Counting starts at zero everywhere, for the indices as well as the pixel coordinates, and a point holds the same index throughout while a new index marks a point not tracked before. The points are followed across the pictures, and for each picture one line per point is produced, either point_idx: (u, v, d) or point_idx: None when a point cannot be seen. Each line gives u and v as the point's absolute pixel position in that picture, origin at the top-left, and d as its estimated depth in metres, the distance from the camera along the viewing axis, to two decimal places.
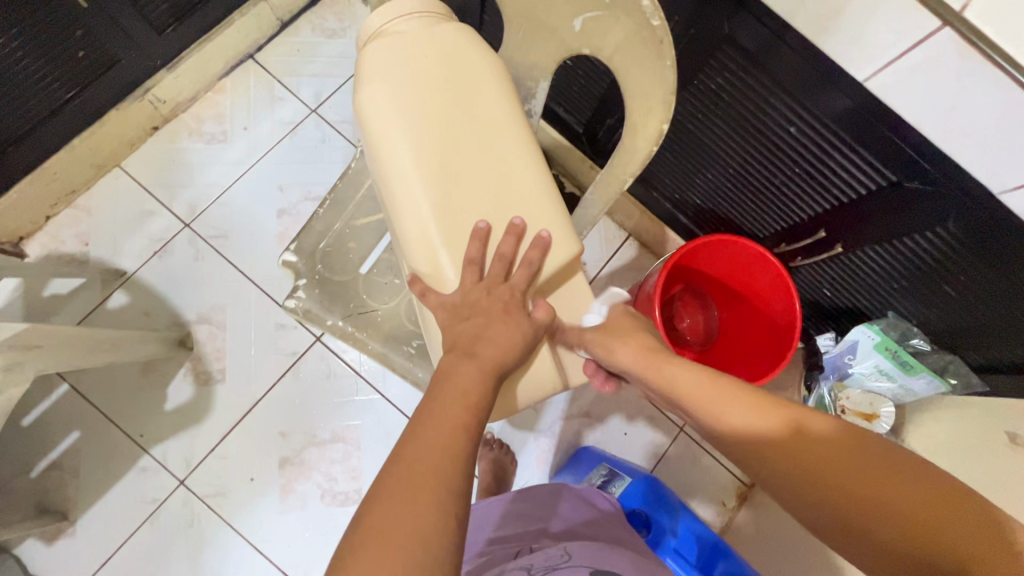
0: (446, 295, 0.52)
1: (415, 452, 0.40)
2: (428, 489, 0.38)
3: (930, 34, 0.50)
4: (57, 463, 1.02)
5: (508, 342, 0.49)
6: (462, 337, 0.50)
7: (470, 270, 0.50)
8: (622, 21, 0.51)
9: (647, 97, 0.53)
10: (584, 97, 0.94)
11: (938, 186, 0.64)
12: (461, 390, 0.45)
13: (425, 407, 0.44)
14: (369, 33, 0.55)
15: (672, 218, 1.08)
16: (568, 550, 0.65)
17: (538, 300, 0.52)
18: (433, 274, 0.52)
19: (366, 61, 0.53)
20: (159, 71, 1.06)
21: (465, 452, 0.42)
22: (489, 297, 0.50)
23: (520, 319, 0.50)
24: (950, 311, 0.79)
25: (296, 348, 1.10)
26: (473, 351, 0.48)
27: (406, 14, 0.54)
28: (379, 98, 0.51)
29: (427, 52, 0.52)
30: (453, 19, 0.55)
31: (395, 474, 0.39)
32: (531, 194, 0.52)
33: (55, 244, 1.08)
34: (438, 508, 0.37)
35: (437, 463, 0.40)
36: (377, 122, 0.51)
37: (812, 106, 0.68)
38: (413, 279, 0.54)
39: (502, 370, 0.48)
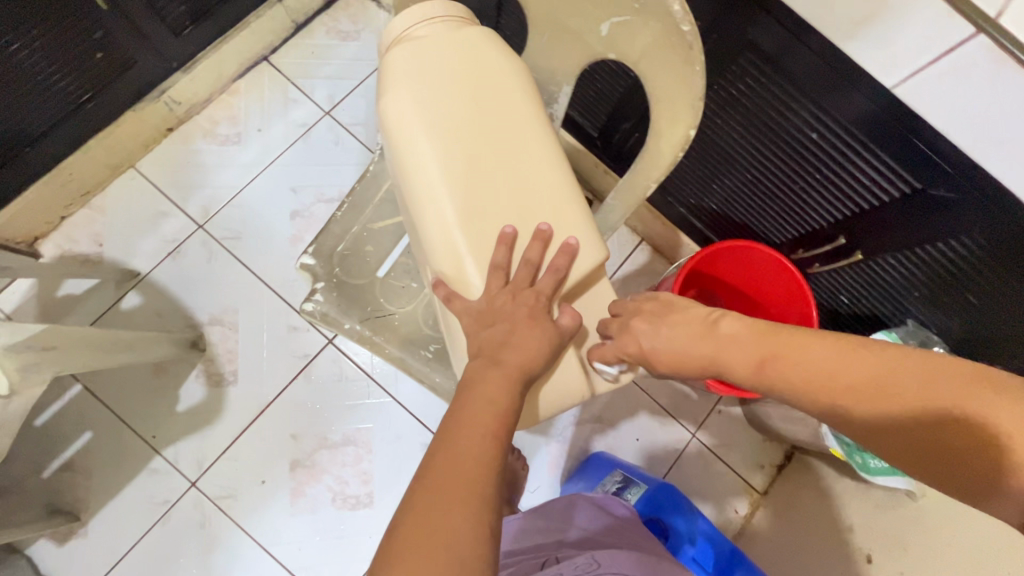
0: (472, 302, 0.51)
1: (448, 461, 0.40)
2: (462, 498, 0.38)
3: (962, 42, 0.50)
4: (69, 463, 1.02)
5: (536, 349, 0.48)
6: (489, 342, 0.49)
7: (495, 276, 0.50)
8: (651, 26, 0.50)
9: (675, 102, 0.53)
10: (600, 101, 0.94)
11: (965, 194, 0.64)
12: (491, 397, 0.45)
13: (452, 415, 0.44)
14: (390, 38, 0.54)
15: (687, 223, 1.07)
16: (596, 558, 0.64)
17: (563, 306, 0.52)
18: (458, 280, 0.51)
19: (389, 67, 0.52)
20: (175, 72, 1.06)
21: (496, 461, 0.41)
22: (513, 301, 0.50)
23: (547, 324, 0.50)
24: (971, 320, 0.78)
25: (308, 350, 1.10)
26: (499, 359, 0.47)
27: (427, 18, 0.53)
28: (403, 104, 0.51)
29: (450, 57, 0.51)
30: (476, 23, 0.55)
31: (427, 483, 0.39)
32: (557, 199, 0.51)
33: (70, 244, 1.09)
34: (473, 520, 0.37)
35: (470, 473, 0.39)
36: (401, 128, 0.51)
37: (837, 112, 0.68)
38: (436, 283, 0.53)
39: (531, 377, 0.48)
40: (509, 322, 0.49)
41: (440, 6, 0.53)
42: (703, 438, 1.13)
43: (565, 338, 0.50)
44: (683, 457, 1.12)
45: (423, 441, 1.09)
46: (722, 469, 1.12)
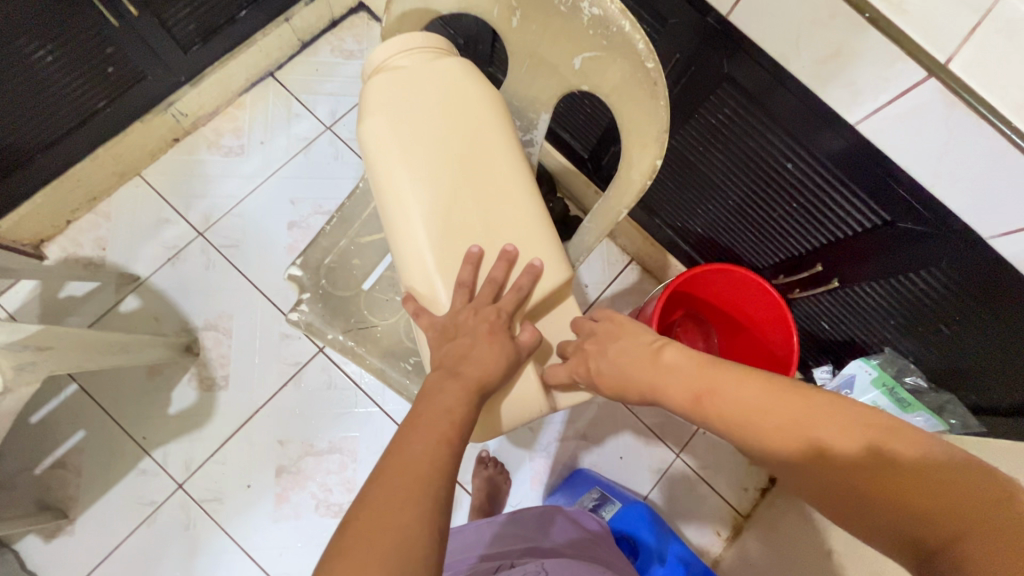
0: (438, 316, 0.54)
1: (399, 465, 0.42)
2: (412, 501, 0.39)
3: (917, 84, 0.52)
4: (61, 461, 1.04)
5: (493, 363, 0.50)
6: (449, 356, 0.51)
7: (460, 293, 0.52)
8: (619, 63, 0.53)
9: (641, 133, 0.55)
10: (590, 126, 0.97)
11: (930, 228, 0.65)
12: (447, 407, 0.47)
13: (409, 422, 0.46)
14: (372, 67, 0.57)
15: (674, 244, 1.09)
16: (544, 566, 0.66)
17: (525, 324, 0.54)
18: (429, 297, 0.54)
19: (370, 94, 0.55)
20: (183, 86, 1.10)
21: (448, 467, 0.43)
22: (475, 317, 0.52)
23: (511, 340, 0.52)
24: (947, 350, 0.79)
25: (298, 358, 1.12)
26: (456, 370, 0.50)
27: (406, 50, 0.56)
28: (381, 131, 0.54)
29: (425, 86, 0.54)
30: (455, 54, 0.58)
31: (376, 485, 0.40)
32: (523, 221, 0.54)
33: (75, 247, 1.13)
34: (420, 519, 0.38)
35: (420, 474, 0.41)
36: (378, 153, 0.54)
37: (808, 144, 0.70)
38: (407, 297, 0.56)
39: (488, 389, 0.50)
40: (470, 337, 0.51)
41: (419, 38, 0.57)
42: (686, 458, 1.13)
43: (523, 356, 0.52)
44: (664, 478, 1.12)
45: None
46: (704, 490, 1.12)
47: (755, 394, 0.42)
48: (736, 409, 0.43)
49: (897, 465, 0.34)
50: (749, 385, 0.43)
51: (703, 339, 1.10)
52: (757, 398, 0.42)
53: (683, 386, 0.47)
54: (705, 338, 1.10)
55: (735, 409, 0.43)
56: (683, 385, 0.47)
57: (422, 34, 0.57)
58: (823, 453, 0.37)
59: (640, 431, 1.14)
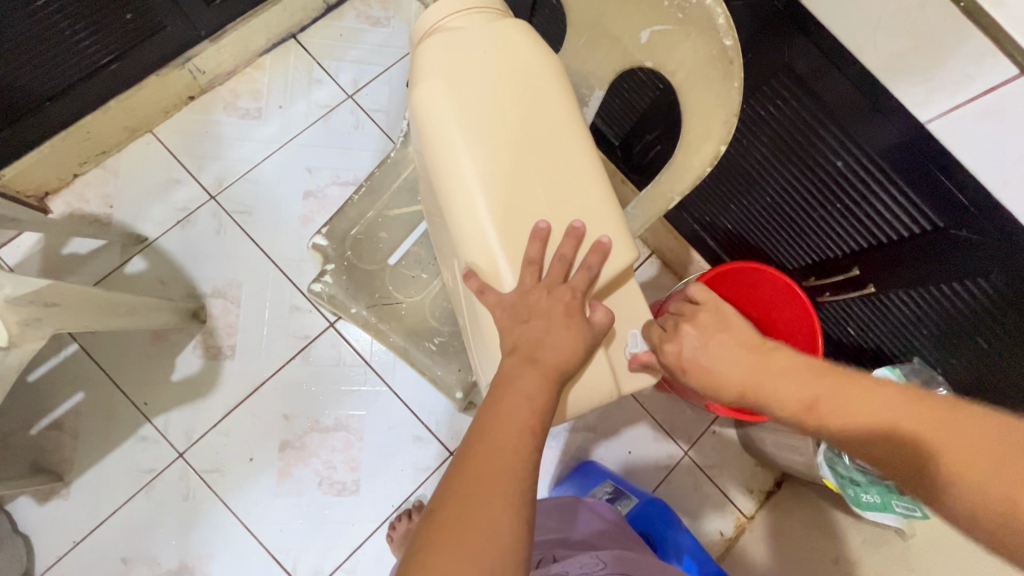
0: (505, 294, 0.50)
1: (484, 454, 0.41)
2: (499, 490, 0.39)
3: (1005, 82, 0.50)
4: (58, 422, 1.01)
5: (570, 349, 0.48)
6: (523, 340, 0.49)
7: (529, 271, 0.49)
8: (692, 38, 0.50)
9: (707, 117, 0.53)
10: (625, 111, 0.94)
11: (985, 235, 0.63)
12: (528, 394, 0.45)
13: (488, 409, 0.45)
14: (424, 29, 0.54)
15: (699, 239, 1.06)
16: (601, 558, 0.64)
17: (595, 304, 0.51)
18: (490, 271, 0.50)
19: (423, 56, 0.52)
20: (201, 41, 1.06)
21: (530, 456, 0.42)
22: (550, 297, 0.50)
23: (583, 324, 0.49)
24: (979, 364, 0.78)
25: (308, 332, 1.09)
26: (534, 356, 0.48)
27: (462, 11, 0.53)
28: (436, 95, 0.51)
29: (486, 48, 0.51)
30: (510, 16, 0.54)
31: (461, 476, 0.41)
32: (590, 197, 0.51)
33: (81, 203, 1.08)
34: (509, 509, 0.39)
35: (505, 467, 0.41)
36: (435, 118, 0.51)
37: (864, 142, 0.67)
38: (466, 273, 0.52)
39: (566, 373, 0.48)
40: (546, 320, 0.49)
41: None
42: (694, 456, 1.12)
43: (598, 338, 0.50)
44: (671, 475, 1.11)
45: (417, 434, 1.07)
46: (711, 490, 1.11)
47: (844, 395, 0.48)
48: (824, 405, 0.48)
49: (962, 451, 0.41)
50: (840, 392, 0.48)
51: None
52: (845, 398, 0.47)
53: (784, 391, 0.51)
54: None
55: (827, 406, 0.48)
56: (791, 394, 0.50)
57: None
58: (900, 443, 0.44)
59: (651, 425, 1.12)
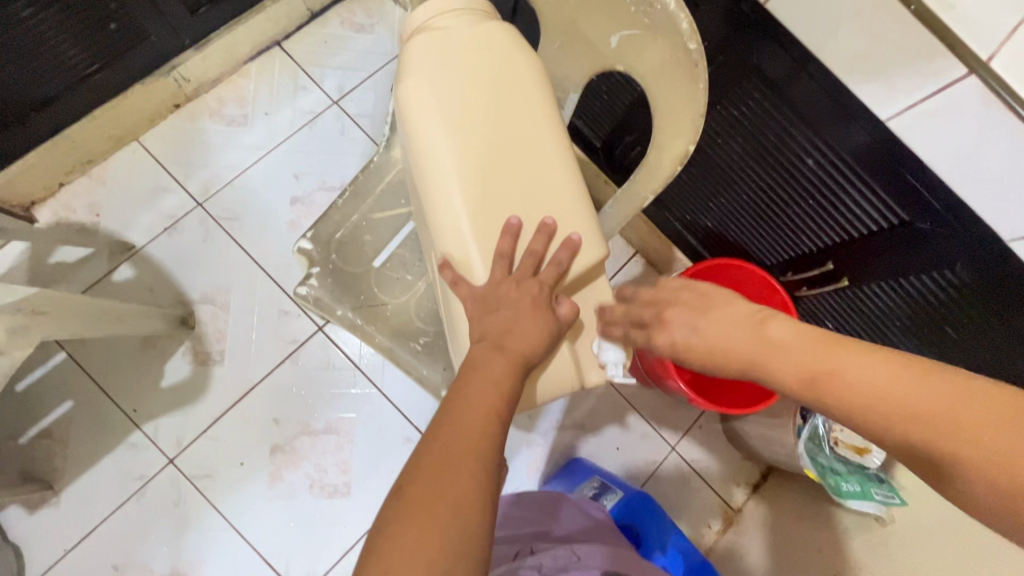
0: (476, 286, 0.52)
1: (450, 434, 0.43)
2: (467, 467, 0.41)
3: (954, 81, 0.52)
4: (47, 431, 1.01)
5: (536, 333, 0.50)
6: (492, 328, 0.50)
7: (499, 264, 0.51)
8: (659, 41, 0.52)
9: (675, 117, 0.55)
10: (605, 112, 0.95)
11: (947, 228, 0.66)
12: (494, 380, 0.47)
13: (457, 392, 0.46)
14: (414, 26, 0.55)
15: (681, 237, 1.09)
16: (574, 550, 0.67)
17: (562, 297, 0.53)
18: (464, 263, 0.52)
19: (411, 53, 0.54)
20: (187, 50, 1.07)
21: (496, 439, 0.44)
22: (518, 289, 0.51)
23: (549, 314, 0.51)
24: (949, 354, 0.80)
25: (298, 336, 1.10)
26: (501, 345, 0.49)
27: (451, 11, 0.54)
28: (420, 92, 0.52)
29: (470, 49, 0.53)
30: (498, 18, 0.56)
31: (430, 453, 0.42)
32: (562, 195, 0.53)
33: (67, 212, 1.08)
34: (474, 488, 0.40)
35: (471, 446, 0.42)
36: (418, 113, 0.52)
37: (832, 140, 0.70)
38: (442, 264, 0.54)
39: (531, 362, 0.50)
40: (513, 308, 0.50)
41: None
42: (681, 451, 1.14)
43: (564, 329, 0.52)
44: (659, 471, 1.13)
45: (407, 435, 1.09)
46: (699, 484, 1.13)
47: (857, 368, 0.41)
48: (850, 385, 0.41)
49: (1004, 431, 0.35)
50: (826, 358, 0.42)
51: None
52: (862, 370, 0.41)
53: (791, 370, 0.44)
54: None
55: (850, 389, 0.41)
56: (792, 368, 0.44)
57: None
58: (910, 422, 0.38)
59: (638, 422, 1.14)
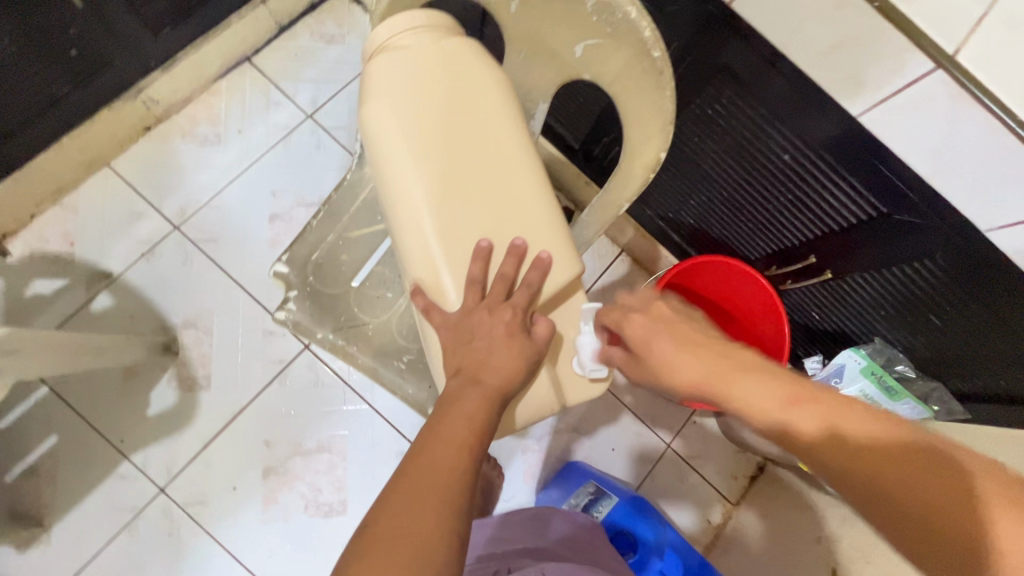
0: (450, 314, 0.52)
1: (425, 467, 0.42)
2: (432, 503, 0.40)
3: (922, 76, 0.52)
4: (33, 468, 1.00)
5: (511, 365, 0.50)
6: (469, 362, 0.50)
7: (471, 291, 0.51)
8: (623, 50, 0.51)
9: (645, 126, 0.54)
10: (581, 115, 0.94)
11: (925, 219, 0.65)
12: (469, 414, 0.47)
13: (431, 428, 0.46)
14: (375, 46, 0.54)
15: (665, 235, 1.08)
16: (546, 569, 0.65)
17: (538, 316, 0.52)
18: (437, 289, 0.52)
19: (372, 75, 0.52)
20: (153, 72, 1.04)
21: (467, 471, 0.43)
22: (489, 317, 0.51)
23: (526, 340, 0.51)
24: (934, 341, 0.80)
25: (284, 355, 1.08)
26: (476, 378, 0.49)
27: (411, 28, 0.53)
28: (384, 114, 0.51)
29: (433, 66, 0.51)
30: (461, 33, 0.55)
31: (400, 487, 0.41)
32: (533, 214, 0.52)
33: (40, 243, 1.06)
34: (444, 524, 0.40)
35: (445, 480, 0.42)
36: (382, 137, 0.51)
37: (806, 135, 0.69)
38: (414, 291, 0.53)
39: (508, 395, 0.50)
40: (489, 339, 0.50)
41: (426, 15, 0.53)
42: (677, 448, 1.13)
43: (542, 351, 0.51)
44: (655, 468, 1.12)
45: (400, 449, 1.08)
46: (695, 480, 1.13)
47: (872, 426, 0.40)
48: (830, 436, 0.40)
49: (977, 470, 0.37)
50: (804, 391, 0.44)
51: None
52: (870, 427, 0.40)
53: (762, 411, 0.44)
54: None
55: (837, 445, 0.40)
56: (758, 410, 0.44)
57: (428, 11, 0.54)
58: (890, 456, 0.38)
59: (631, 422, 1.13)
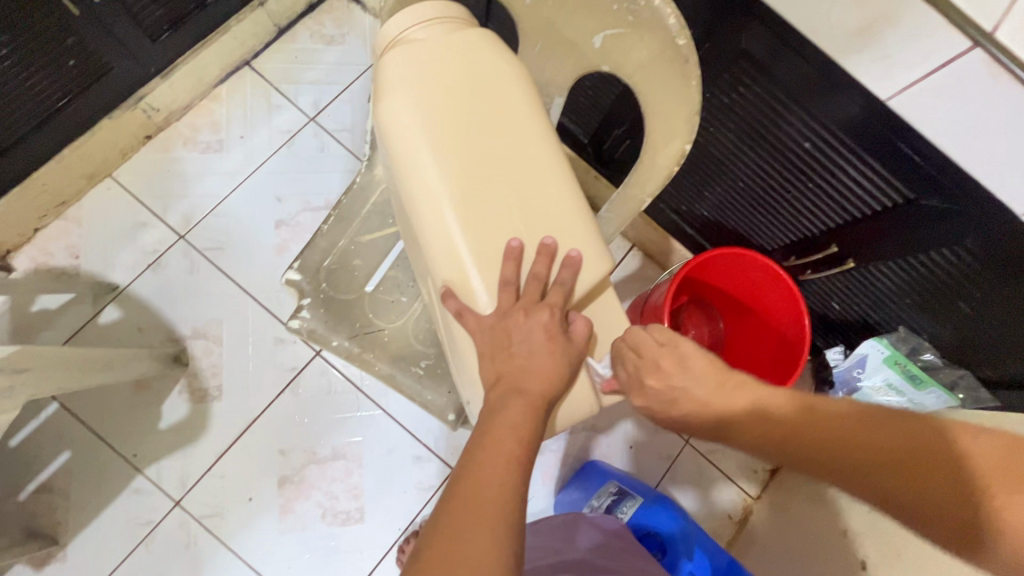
0: (483, 317, 0.50)
1: (470, 484, 0.41)
2: (487, 523, 0.39)
3: (957, 56, 0.50)
4: (47, 485, 0.99)
5: (553, 372, 0.48)
6: (507, 369, 0.49)
7: (506, 292, 0.49)
8: (647, 40, 0.49)
9: (670, 117, 0.52)
10: (591, 109, 0.92)
11: (956, 204, 0.64)
12: (509, 425, 0.45)
13: (476, 443, 0.45)
14: (385, 41, 0.52)
15: (679, 229, 1.06)
16: None
17: (574, 315, 0.51)
18: (466, 291, 0.50)
19: (384, 72, 0.50)
20: (152, 79, 1.03)
21: (518, 487, 0.42)
22: (527, 319, 0.49)
23: (565, 341, 0.50)
24: (963, 329, 0.78)
25: (295, 363, 1.07)
26: (519, 387, 0.47)
27: (424, 20, 0.51)
28: (402, 111, 0.49)
29: (449, 58, 0.49)
30: (473, 24, 0.53)
31: (451, 510, 0.40)
32: (563, 211, 0.50)
33: (45, 257, 1.05)
34: (499, 543, 0.38)
35: (494, 495, 0.41)
36: (399, 136, 0.49)
37: (830, 120, 0.67)
38: (444, 293, 0.51)
39: (552, 402, 0.48)
40: (527, 343, 0.49)
41: (439, 7, 0.51)
42: (695, 444, 1.12)
43: (581, 351, 0.50)
44: (673, 465, 1.11)
45: (416, 454, 1.06)
46: (715, 474, 1.12)
47: (945, 433, 0.42)
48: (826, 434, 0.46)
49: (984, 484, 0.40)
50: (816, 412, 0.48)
51: (709, 323, 1.05)
52: (954, 438, 0.42)
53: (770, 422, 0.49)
54: (711, 322, 1.05)
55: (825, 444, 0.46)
56: (771, 408, 0.49)
57: (440, 3, 0.52)
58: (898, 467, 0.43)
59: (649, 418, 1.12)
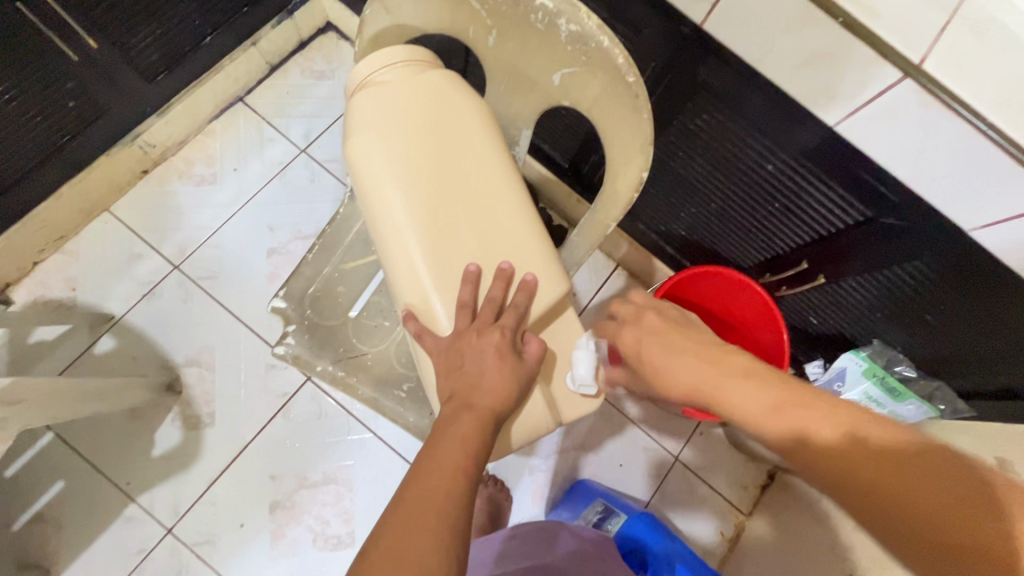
0: (441, 337, 0.53)
1: (416, 492, 0.43)
2: (429, 530, 0.41)
3: (892, 84, 0.53)
4: (40, 515, 1.00)
5: (502, 389, 0.50)
6: (462, 386, 0.51)
7: (462, 314, 0.52)
8: (599, 76, 0.53)
9: (625, 147, 0.55)
10: (567, 135, 0.96)
11: (910, 221, 0.66)
12: (463, 439, 0.47)
13: (426, 454, 0.47)
14: (356, 82, 0.56)
15: (659, 248, 1.09)
16: None
17: (529, 337, 0.53)
18: (428, 314, 0.53)
19: (354, 112, 0.54)
20: (149, 117, 1.07)
21: (464, 497, 0.44)
22: (479, 339, 0.51)
23: (517, 360, 0.51)
24: (934, 340, 0.80)
25: (286, 388, 1.09)
26: (469, 402, 0.49)
27: (391, 63, 0.55)
28: (370, 148, 0.53)
29: (413, 98, 0.53)
30: (439, 65, 0.57)
31: (395, 517, 0.42)
32: (521, 238, 0.53)
33: (42, 289, 1.08)
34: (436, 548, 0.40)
35: (437, 503, 0.42)
36: (368, 171, 0.53)
37: (786, 144, 0.71)
38: (407, 316, 0.54)
39: (502, 416, 0.50)
40: (479, 363, 0.51)
41: (406, 51, 0.55)
42: (684, 461, 1.12)
43: (534, 370, 0.52)
44: (664, 484, 1.11)
45: None
46: (705, 491, 1.12)
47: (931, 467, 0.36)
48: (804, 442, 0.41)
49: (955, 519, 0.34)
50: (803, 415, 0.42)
51: None
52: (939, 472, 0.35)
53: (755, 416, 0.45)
54: None
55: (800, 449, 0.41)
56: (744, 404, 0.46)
57: (407, 47, 0.56)
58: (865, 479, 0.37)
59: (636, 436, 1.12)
